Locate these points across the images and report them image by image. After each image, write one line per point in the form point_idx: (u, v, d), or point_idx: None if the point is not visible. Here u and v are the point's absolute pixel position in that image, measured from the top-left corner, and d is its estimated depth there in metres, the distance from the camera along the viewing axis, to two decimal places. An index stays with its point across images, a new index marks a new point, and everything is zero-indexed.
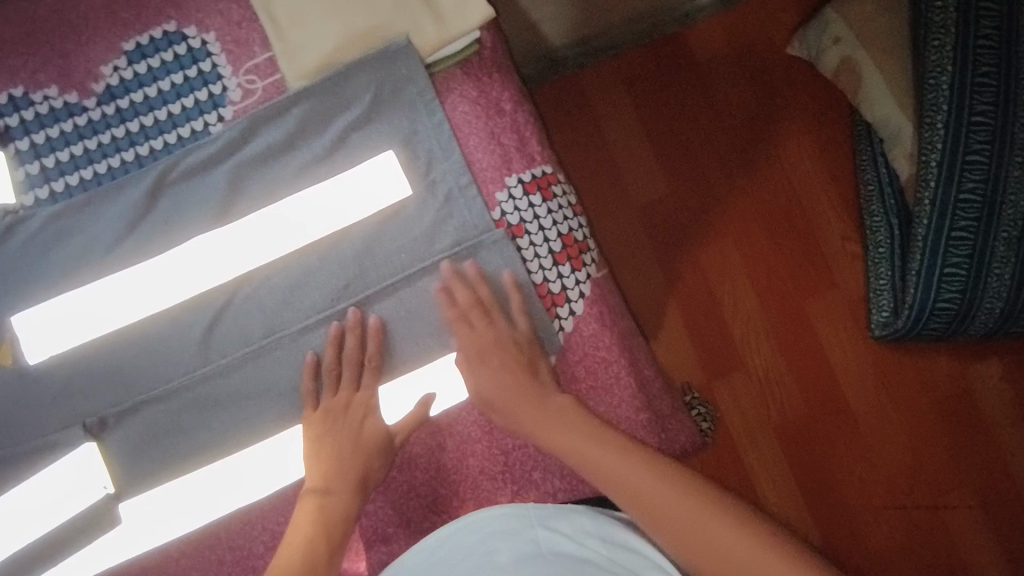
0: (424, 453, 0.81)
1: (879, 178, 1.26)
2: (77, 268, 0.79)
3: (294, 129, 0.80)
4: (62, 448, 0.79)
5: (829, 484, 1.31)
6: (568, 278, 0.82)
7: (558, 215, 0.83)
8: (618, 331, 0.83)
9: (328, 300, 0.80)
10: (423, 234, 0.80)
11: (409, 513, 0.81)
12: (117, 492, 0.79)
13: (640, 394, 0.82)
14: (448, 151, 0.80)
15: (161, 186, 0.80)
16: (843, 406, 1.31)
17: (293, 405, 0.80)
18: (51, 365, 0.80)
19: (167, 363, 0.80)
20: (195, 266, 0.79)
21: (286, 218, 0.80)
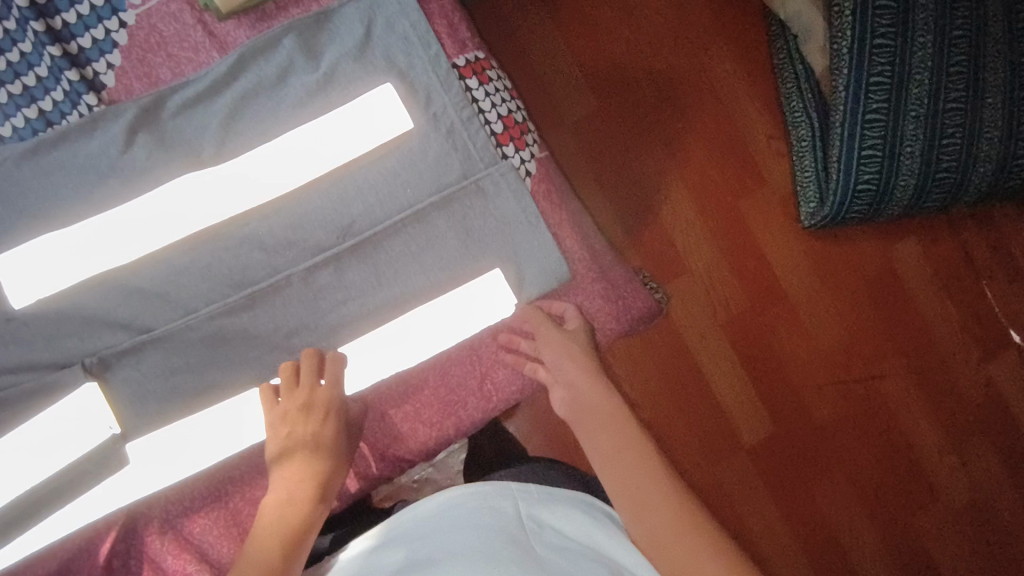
0: (392, 349, 0.79)
1: (797, 76, 1.23)
2: (50, 207, 0.73)
3: (285, 64, 0.77)
4: (59, 390, 0.72)
5: (773, 373, 1.26)
6: (513, 157, 0.82)
7: (494, 98, 0.82)
8: (567, 209, 0.84)
9: (332, 239, 0.78)
10: (429, 167, 0.79)
11: (382, 405, 0.80)
12: (123, 433, 0.74)
13: (594, 266, 0.83)
14: (447, 83, 0.79)
15: (145, 120, 0.75)
16: (778, 293, 1.26)
17: (305, 344, 0.77)
18: (41, 307, 0.73)
19: (167, 309, 0.75)
20: (186, 204, 0.75)
21: (291, 153, 0.77)
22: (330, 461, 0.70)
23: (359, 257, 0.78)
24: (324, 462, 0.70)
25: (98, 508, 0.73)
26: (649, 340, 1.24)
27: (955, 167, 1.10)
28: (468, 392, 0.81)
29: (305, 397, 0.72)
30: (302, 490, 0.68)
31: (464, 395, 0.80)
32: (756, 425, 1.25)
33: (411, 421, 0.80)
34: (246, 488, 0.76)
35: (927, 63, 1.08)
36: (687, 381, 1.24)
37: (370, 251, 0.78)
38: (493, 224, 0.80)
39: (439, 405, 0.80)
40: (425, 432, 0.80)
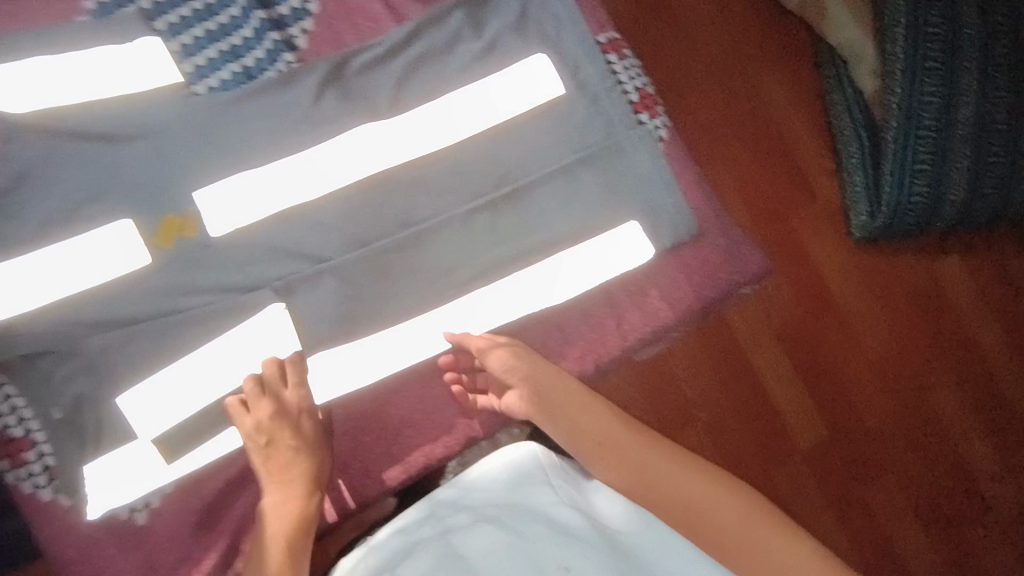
0: (541, 288, 0.87)
1: (846, 96, 1.22)
2: (248, 149, 0.82)
3: (454, 33, 0.87)
4: (251, 308, 0.81)
5: (825, 381, 1.28)
6: (648, 123, 0.91)
7: (630, 71, 0.92)
8: (693, 171, 0.92)
9: (488, 187, 0.86)
10: (575, 129, 0.88)
11: (527, 342, 0.89)
12: (303, 349, 0.83)
13: (717, 222, 0.92)
14: (593, 56, 0.89)
15: (334, 77, 0.84)
16: (832, 304, 1.28)
17: (460, 281, 0.85)
18: (234, 237, 0.81)
19: (340, 244, 0.83)
20: (363, 152, 0.84)
21: (451, 112, 0.85)
22: (308, 460, 0.76)
23: (511, 205, 0.86)
24: (308, 462, 0.76)
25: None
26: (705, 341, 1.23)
27: (996, 188, 1.14)
28: (605, 331, 0.89)
29: (274, 406, 0.76)
30: (296, 490, 0.75)
31: (603, 334, 0.89)
32: (811, 431, 1.27)
33: (556, 355, 0.89)
34: (406, 413, 0.88)
35: (972, 87, 1.12)
36: (746, 390, 1.25)
37: (520, 200, 0.87)
38: (630, 181, 0.88)
39: (580, 341, 0.89)
40: (568, 365, 0.89)
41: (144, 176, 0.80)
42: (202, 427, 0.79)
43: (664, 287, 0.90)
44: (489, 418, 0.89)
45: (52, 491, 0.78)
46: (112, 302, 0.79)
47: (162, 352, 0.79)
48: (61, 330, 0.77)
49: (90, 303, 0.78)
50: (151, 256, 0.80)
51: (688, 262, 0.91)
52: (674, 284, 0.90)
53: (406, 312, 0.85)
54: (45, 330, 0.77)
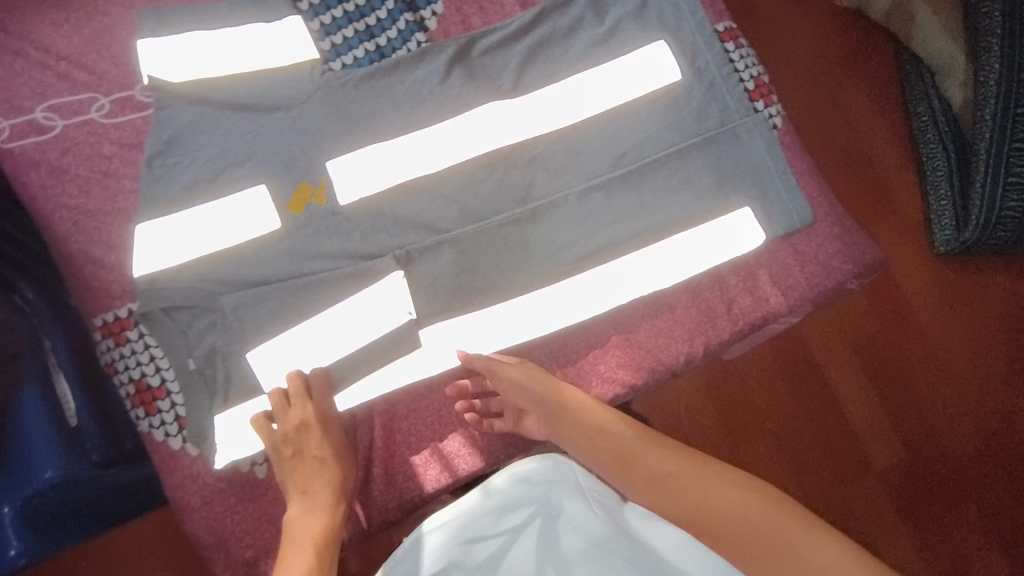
0: (653, 270, 0.87)
1: (932, 108, 1.25)
2: (378, 121, 0.85)
3: (576, 20, 0.90)
4: (373, 275, 0.82)
5: (905, 399, 1.25)
6: (763, 111, 0.92)
7: (745, 61, 0.94)
8: (805, 161, 0.94)
9: (606, 167, 0.88)
10: (692, 113, 0.89)
11: (636, 323, 0.89)
12: (418, 318, 0.83)
13: (831, 212, 0.93)
14: (710, 43, 0.91)
15: (461, 57, 0.88)
16: (913, 320, 1.27)
17: (575, 257, 0.86)
18: (360, 205, 0.83)
19: (460, 217, 0.85)
20: (487, 130, 0.86)
21: (570, 95, 0.88)
22: (333, 470, 0.79)
23: (626, 186, 0.88)
24: (331, 474, 0.79)
25: (402, 377, 0.84)
26: (780, 351, 1.23)
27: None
28: (717, 315, 0.89)
29: (301, 418, 0.78)
30: (320, 499, 0.77)
31: (714, 318, 0.89)
32: (889, 447, 1.23)
33: (666, 336, 0.88)
34: None
35: None
36: (822, 399, 1.23)
37: (635, 182, 0.88)
38: (744, 168, 0.89)
39: (692, 324, 0.88)
40: (678, 347, 0.88)
41: (279, 142, 0.82)
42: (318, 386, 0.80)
43: (777, 273, 0.90)
44: (598, 393, 0.87)
45: (182, 442, 0.80)
46: (245, 264, 0.80)
47: (285, 315, 0.81)
48: (196, 290, 0.79)
49: (224, 263, 0.80)
50: (281, 219, 0.82)
51: (801, 249, 0.91)
52: (787, 271, 0.90)
53: (523, 287, 0.85)
54: (178, 291, 0.78)
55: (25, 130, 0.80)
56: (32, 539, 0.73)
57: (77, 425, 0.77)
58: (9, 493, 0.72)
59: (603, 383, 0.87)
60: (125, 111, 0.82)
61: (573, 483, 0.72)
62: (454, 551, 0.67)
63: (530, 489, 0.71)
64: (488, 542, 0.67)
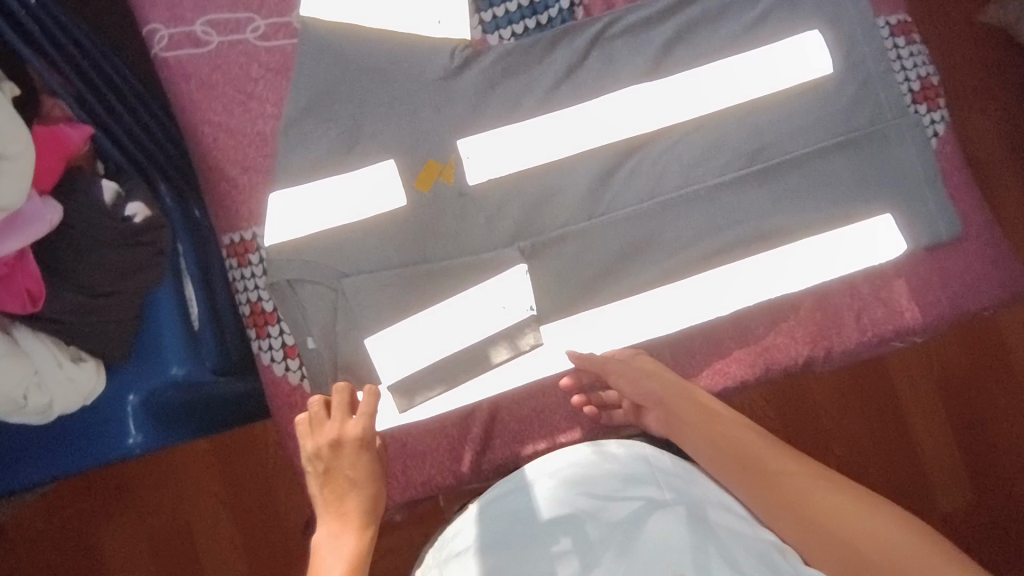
0: (781, 279, 0.82)
1: None
2: (511, 75, 0.82)
3: (726, 2, 0.83)
4: (494, 266, 0.80)
5: (983, 449, 1.16)
6: (924, 116, 0.86)
7: (914, 60, 0.87)
8: (963, 173, 0.86)
9: (743, 161, 0.82)
10: (843, 111, 0.82)
11: (755, 318, 0.84)
12: (539, 315, 0.81)
13: (985, 233, 0.85)
14: (870, 36, 0.83)
15: (602, 36, 0.83)
16: (1007, 368, 1.16)
17: (702, 254, 0.82)
18: (490, 189, 0.81)
19: (584, 206, 0.81)
20: (621, 116, 0.82)
21: (706, 82, 0.82)
22: (366, 489, 0.66)
23: (767, 182, 0.82)
24: (365, 495, 0.65)
25: (508, 379, 0.82)
26: (859, 381, 1.16)
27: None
28: (842, 322, 0.84)
29: (335, 434, 0.68)
30: (350, 519, 0.63)
31: (840, 325, 0.84)
32: (958, 495, 1.15)
33: (785, 336, 0.84)
34: None
35: None
36: (893, 436, 1.15)
37: (776, 179, 0.82)
38: (893, 175, 0.83)
39: (815, 327, 0.84)
40: (798, 348, 0.84)
41: (418, 85, 0.81)
42: (437, 380, 0.80)
43: (915, 287, 0.84)
44: (708, 383, 0.83)
45: (286, 369, 0.81)
46: (370, 239, 0.79)
47: (402, 302, 0.79)
48: (321, 264, 0.79)
49: (349, 241, 0.79)
50: (408, 198, 0.80)
51: (945, 265, 0.84)
52: (927, 286, 0.84)
53: (640, 286, 0.82)
54: (302, 265, 0.78)
55: (182, 41, 0.81)
56: (150, 429, 0.74)
57: (198, 330, 0.77)
58: (135, 382, 0.73)
59: (715, 375, 0.83)
60: (278, 37, 0.82)
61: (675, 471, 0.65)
62: (581, 502, 0.61)
63: (651, 466, 0.65)
64: (619, 504, 0.60)
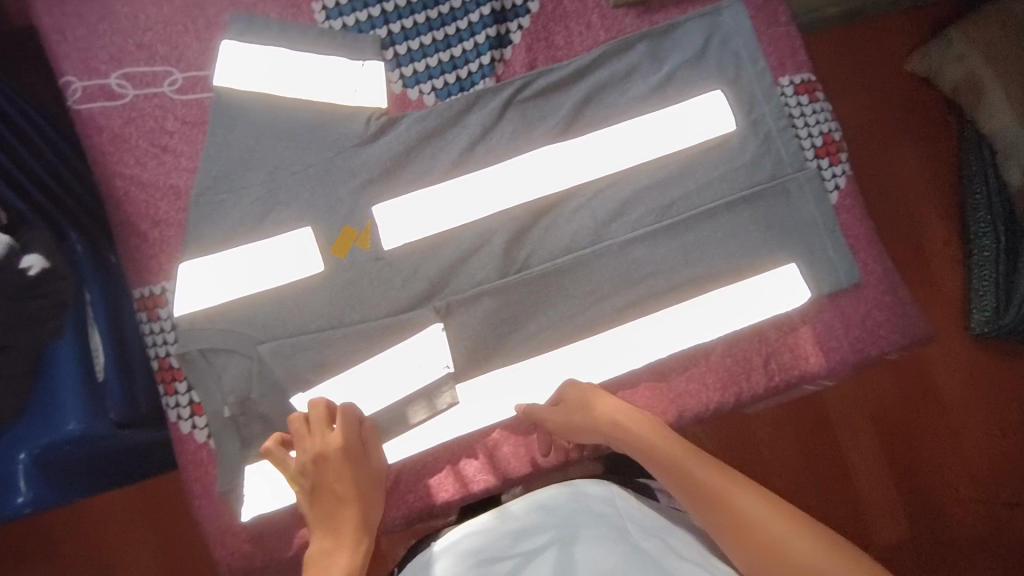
0: (691, 337, 0.84)
1: (989, 189, 1.15)
2: (422, 130, 0.84)
3: (634, 65, 0.87)
4: (411, 328, 0.81)
5: (916, 476, 1.19)
6: (826, 170, 0.88)
7: (819, 117, 0.89)
8: (867, 225, 0.88)
9: (653, 216, 0.85)
10: (744, 166, 0.86)
11: (667, 365, 0.85)
12: (455, 372, 0.81)
13: (885, 281, 0.87)
14: (769, 95, 0.87)
15: (515, 100, 0.85)
16: (934, 398, 1.21)
17: (614, 309, 0.83)
18: (406, 251, 0.82)
19: (497, 266, 0.83)
20: (535, 174, 0.84)
21: (617, 140, 0.85)
22: (355, 497, 0.70)
23: (674, 236, 0.85)
24: (353, 505, 0.70)
25: (429, 438, 0.81)
26: (795, 414, 1.18)
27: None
28: (751, 367, 0.85)
29: (318, 449, 0.71)
30: (343, 535, 0.68)
31: (749, 370, 0.85)
32: (894, 523, 1.18)
33: (697, 383, 0.85)
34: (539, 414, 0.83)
35: None
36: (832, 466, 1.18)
37: (684, 232, 0.85)
38: (793, 228, 0.86)
39: (724, 373, 0.85)
40: (709, 394, 0.84)
41: (333, 142, 0.83)
42: None
43: (820, 334, 0.86)
44: None
45: (191, 427, 0.78)
46: (286, 305, 0.80)
47: (316, 366, 0.79)
48: (234, 330, 0.78)
49: (263, 307, 0.80)
50: (325, 263, 0.81)
51: (847, 312, 0.86)
52: (832, 332, 0.86)
53: (555, 341, 0.83)
54: (214, 333, 0.78)
55: (97, 94, 0.82)
56: (40, 486, 0.72)
57: (102, 380, 0.76)
58: (28, 440, 0.70)
59: None
60: (194, 90, 0.83)
61: (630, 512, 0.67)
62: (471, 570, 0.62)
63: (596, 502, 0.68)
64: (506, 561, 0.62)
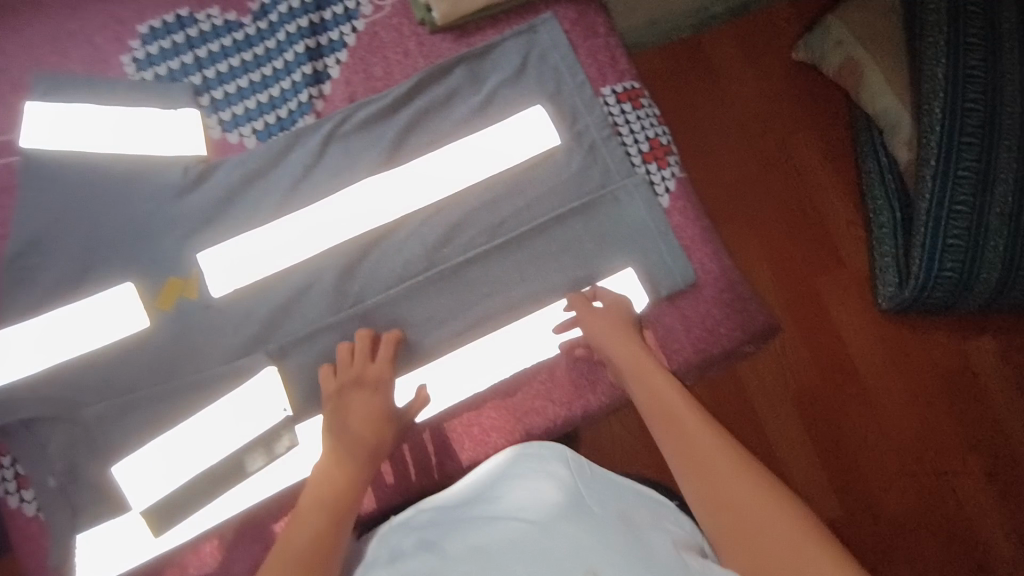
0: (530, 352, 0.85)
1: (880, 165, 1.13)
2: (239, 175, 0.83)
3: (455, 88, 0.87)
4: (245, 374, 0.80)
5: (843, 457, 1.14)
6: (655, 174, 0.89)
7: (645, 122, 0.90)
8: (700, 225, 0.89)
9: (485, 236, 0.85)
10: (573, 178, 0.86)
11: (512, 384, 0.86)
12: (294, 415, 0.80)
13: (721, 278, 0.89)
14: (591, 106, 0.87)
15: (337, 134, 0.85)
16: (854, 377, 1.15)
17: (452, 333, 0.84)
18: (234, 298, 0.81)
19: (331, 303, 0.82)
20: (365, 206, 0.83)
21: (442, 166, 0.85)
22: (380, 422, 0.75)
23: (508, 255, 0.85)
24: (371, 428, 0.74)
25: (272, 485, 0.80)
26: (717, 397, 1.12)
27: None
28: (597, 377, 0.86)
29: (358, 373, 0.78)
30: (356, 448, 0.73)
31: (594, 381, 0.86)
32: (825, 503, 1.12)
33: (543, 399, 0.86)
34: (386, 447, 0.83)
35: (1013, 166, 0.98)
36: (755, 452, 1.12)
37: (518, 250, 0.85)
38: (626, 234, 0.86)
39: (569, 386, 0.86)
40: (555, 409, 0.85)
41: (148, 194, 0.81)
42: (193, 495, 0.77)
43: (661, 337, 0.87)
44: (470, 456, 0.85)
45: (20, 501, 0.78)
46: (113, 365, 0.79)
47: (148, 423, 0.78)
48: (62, 397, 0.77)
49: (85, 370, 0.78)
50: (150, 320, 0.80)
51: (686, 313, 0.88)
52: (672, 335, 0.87)
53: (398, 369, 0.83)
54: (36, 401, 0.77)
55: None
56: None
57: None
58: None
59: (479, 446, 0.85)
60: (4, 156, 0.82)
61: (587, 475, 0.75)
62: None
63: (558, 466, 0.75)
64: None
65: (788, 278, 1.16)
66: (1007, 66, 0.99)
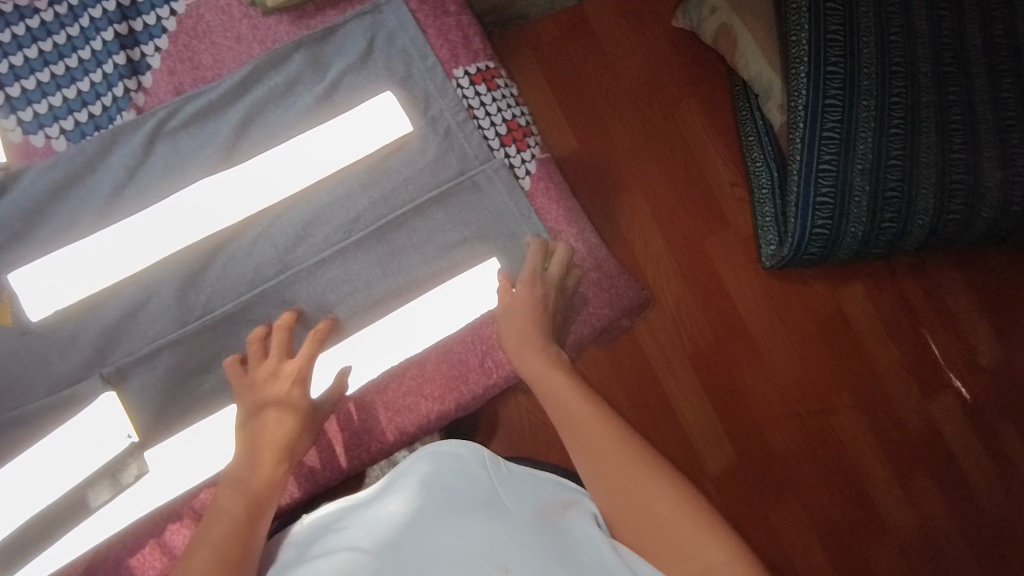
0: (395, 350, 0.82)
1: (758, 128, 1.12)
2: (51, 182, 0.74)
3: (294, 75, 0.81)
4: (80, 401, 0.73)
5: (735, 410, 1.13)
6: (515, 157, 0.87)
7: (501, 103, 0.87)
8: (564, 206, 0.89)
9: (341, 233, 0.80)
10: (429, 165, 0.83)
11: (382, 385, 0.83)
12: (140, 441, 0.75)
13: (588, 258, 0.89)
14: (443, 89, 0.84)
15: (161, 132, 0.78)
16: (744, 332, 1.15)
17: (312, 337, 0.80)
18: (59, 319, 0.74)
19: (173, 316, 0.75)
20: (204, 206, 0.76)
21: (286, 160, 0.79)
22: (298, 424, 0.68)
23: (368, 251, 0.81)
24: (286, 425, 0.68)
25: (118, 520, 0.74)
26: (614, 362, 1.11)
27: (899, 219, 1.01)
28: (469, 368, 0.84)
29: (274, 368, 0.72)
30: (268, 443, 0.66)
31: (467, 372, 0.84)
32: (719, 454, 1.12)
33: (415, 395, 0.83)
34: None
35: (871, 126, 1.00)
36: (652, 414, 1.11)
37: (377, 245, 0.81)
38: (489, 221, 0.84)
39: (441, 381, 0.84)
40: (428, 405, 0.83)
41: None
42: (25, 544, 0.70)
43: None
44: (342, 462, 0.82)
45: None
46: None
47: None
48: None
49: None
50: None
51: None
52: None
53: None
54: None
55: None
56: None
57: None
58: None
59: (351, 450, 0.82)
60: None
61: (504, 474, 0.63)
62: None
63: (473, 468, 0.62)
64: None
65: (675, 240, 1.14)
66: (863, 29, 1.02)
